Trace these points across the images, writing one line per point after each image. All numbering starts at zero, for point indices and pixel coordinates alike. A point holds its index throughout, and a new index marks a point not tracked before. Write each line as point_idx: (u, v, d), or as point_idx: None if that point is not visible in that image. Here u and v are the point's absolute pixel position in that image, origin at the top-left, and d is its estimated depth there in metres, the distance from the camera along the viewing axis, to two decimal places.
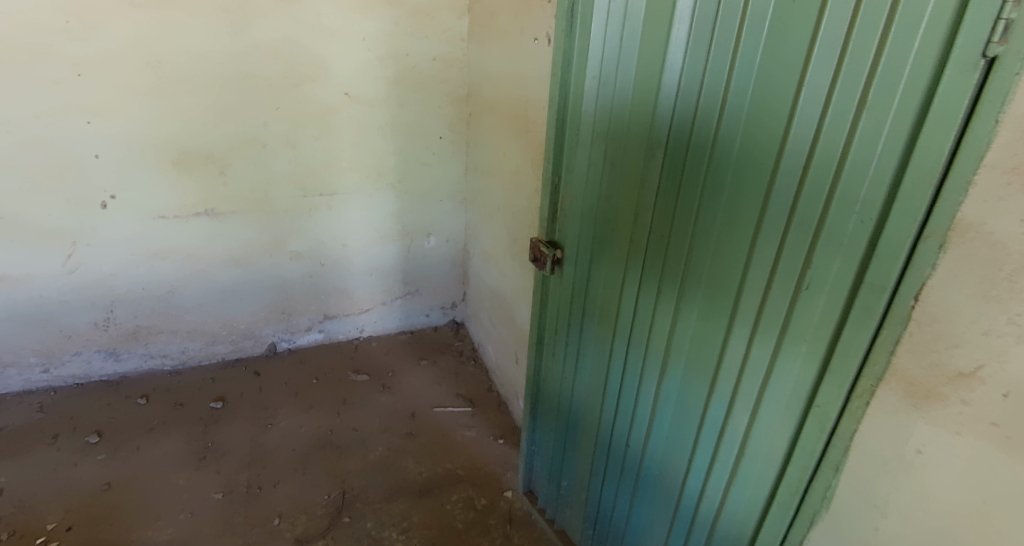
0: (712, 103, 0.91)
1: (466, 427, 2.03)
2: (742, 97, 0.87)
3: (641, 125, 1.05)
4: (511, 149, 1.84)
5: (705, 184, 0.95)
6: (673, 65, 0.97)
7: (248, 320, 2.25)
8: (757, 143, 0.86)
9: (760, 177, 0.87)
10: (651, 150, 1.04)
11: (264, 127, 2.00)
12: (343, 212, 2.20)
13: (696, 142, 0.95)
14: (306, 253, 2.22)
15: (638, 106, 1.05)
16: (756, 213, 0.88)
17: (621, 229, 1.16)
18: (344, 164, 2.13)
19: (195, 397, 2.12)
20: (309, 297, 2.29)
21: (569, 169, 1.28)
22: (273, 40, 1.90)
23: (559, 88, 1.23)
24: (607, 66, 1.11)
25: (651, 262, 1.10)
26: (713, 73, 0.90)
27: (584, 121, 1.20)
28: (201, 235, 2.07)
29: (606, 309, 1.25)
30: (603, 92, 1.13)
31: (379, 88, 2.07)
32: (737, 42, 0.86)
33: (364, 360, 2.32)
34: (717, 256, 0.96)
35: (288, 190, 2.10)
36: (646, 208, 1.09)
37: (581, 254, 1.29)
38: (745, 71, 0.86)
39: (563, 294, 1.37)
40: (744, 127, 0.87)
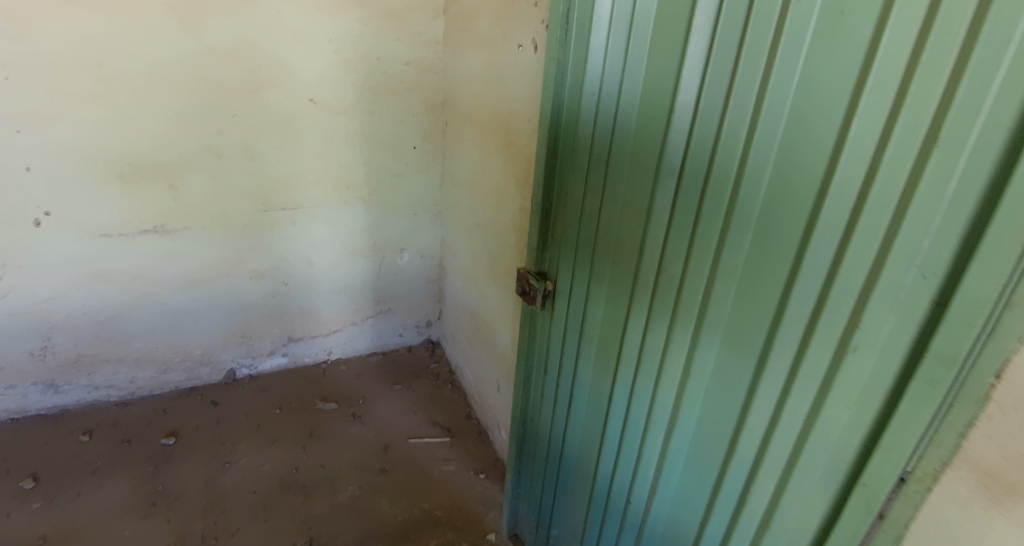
0: (736, 129, 0.79)
1: (444, 460, 1.88)
2: (775, 125, 0.74)
3: (648, 149, 0.93)
4: (492, 163, 1.70)
5: (726, 221, 0.83)
6: (689, 84, 0.84)
7: (204, 345, 2.07)
8: (793, 180, 0.73)
9: (795, 218, 0.74)
10: (659, 179, 0.92)
11: (219, 136, 1.81)
12: (309, 228, 2.03)
13: (715, 174, 0.82)
14: (267, 272, 2.04)
15: (645, 128, 0.93)
16: (789, 259, 0.76)
17: (624, 264, 1.03)
18: (309, 176, 1.96)
19: (144, 432, 1.93)
20: (272, 319, 2.11)
21: (563, 193, 1.15)
22: (230, 42, 1.72)
23: (554, 102, 1.11)
24: (609, 80, 0.99)
25: (659, 304, 0.97)
26: (739, 95, 0.78)
27: (581, 141, 1.07)
28: (149, 255, 1.88)
29: (605, 350, 1.12)
30: (603, 110, 1.00)
31: (347, 94, 1.90)
32: (770, 60, 0.73)
33: (333, 386, 2.15)
34: (739, 304, 0.84)
35: (246, 204, 1.92)
36: (653, 243, 0.96)
37: (576, 288, 1.16)
38: (778, 94, 0.73)
39: (554, 329, 1.24)
40: (776, 160, 0.75)
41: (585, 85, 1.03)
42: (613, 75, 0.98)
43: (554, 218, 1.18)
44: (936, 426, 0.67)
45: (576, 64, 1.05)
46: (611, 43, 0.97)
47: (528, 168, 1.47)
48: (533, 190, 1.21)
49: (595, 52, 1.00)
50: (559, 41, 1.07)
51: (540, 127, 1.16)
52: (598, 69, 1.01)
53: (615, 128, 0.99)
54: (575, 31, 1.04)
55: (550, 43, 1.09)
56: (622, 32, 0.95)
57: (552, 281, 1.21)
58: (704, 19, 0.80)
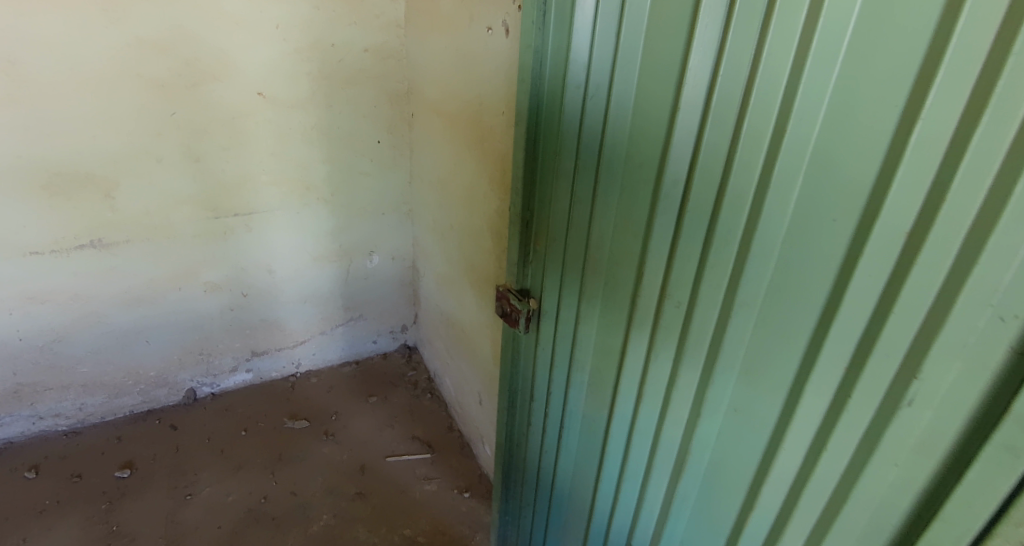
0: (759, 132, 0.66)
1: (425, 479, 1.75)
2: (809, 127, 0.61)
3: (648, 156, 0.80)
4: (463, 160, 1.55)
5: (744, 242, 0.70)
6: (699, 77, 0.71)
7: (159, 366, 1.90)
8: (832, 195, 0.61)
9: (834, 242, 0.61)
10: (662, 191, 0.79)
11: (158, 138, 1.63)
12: (266, 234, 1.86)
13: (731, 187, 0.70)
14: (222, 283, 1.87)
15: (644, 131, 0.80)
16: (825, 290, 0.63)
17: (620, 284, 0.90)
18: (263, 177, 1.79)
19: (96, 465, 1.77)
20: (232, 334, 1.95)
21: (544, 201, 1.01)
22: (161, 34, 1.53)
23: (530, 99, 0.96)
24: (597, 72, 0.85)
25: (662, 333, 0.84)
26: (763, 90, 0.65)
27: (564, 144, 0.93)
28: (89, 272, 1.70)
29: (599, 378, 0.99)
30: (591, 108, 0.87)
31: (301, 85, 1.73)
32: (803, 48, 0.60)
33: (302, 402, 2.00)
34: (760, 339, 0.71)
35: (194, 211, 1.75)
36: (655, 264, 0.83)
37: (564, 309, 1.02)
38: (814, 90, 0.60)
39: (540, 352, 1.11)
40: (810, 170, 0.62)
41: (568, 79, 0.89)
42: (602, 67, 0.84)
43: (535, 230, 1.05)
44: (1013, 499, 0.56)
45: (557, 52, 0.90)
46: (599, 28, 0.83)
47: (504, 167, 1.32)
48: (511, 198, 1.07)
49: (577, 40, 0.86)
50: (534, 27, 0.92)
51: (517, 126, 1.02)
52: (582, 59, 0.86)
53: (606, 130, 0.85)
54: (553, 15, 0.89)
55: (525, 30, 0.94)
56: (611, 16, 0.81)
57: (536, 300, 1.08)
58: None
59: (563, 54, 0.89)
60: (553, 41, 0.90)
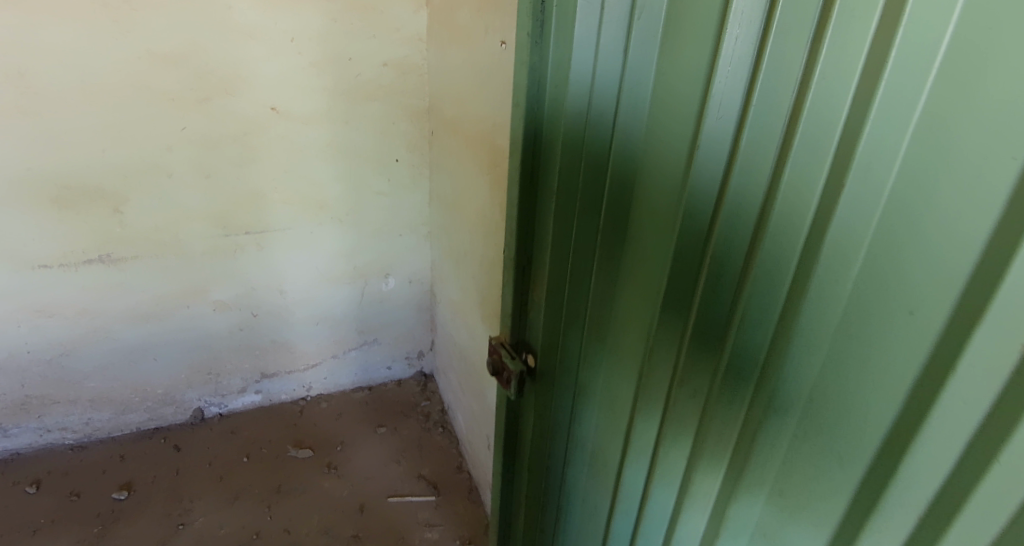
0: (802, 189, 0.51)
1: (426, 526, 1.63)
2: (878, 187, 0.45)
3: (666, 208, 0.65)
4: (479, 186, 1.44)
5: (781, 329, 0.54)
6: (723, 114, 0.56)
7: (167, 384, 1.85)
8: (907, 279, 0.45)
9: (909, 343, 0.46)
10: (678, 253, 0.63)
11: (168, 153, 1.58)
12: (277, 254, 1.79)
13: (762, 259, 0.55)
14: (231, 303, 1.80)
15: (660, 178, 0.65)
16: (895, 409, 0.47)
17: (629, 358, 0.74)
18: (275, 195, 1.71)
19: (97, 484, 1.73)
20: (240, 354, 1.89)
21: (540, 250, 0.83)
22: (171, 46, 1.47)
23: (526, 127, 0.79)
24: (605, 103, 0.69)
25: (673, 431, 0.67)
26: (808, 135, 0.50)
27: (566, 184, 0.76)
28: (96, 287, 1.66)
29: (600, 460, 0.83)
30: (596, 147, 0.72)
31: (317, 100, 1.65)
32: (868, 82, 0.45)
33: (309, 428, 1.92)
34: (796, 457, 0.55)
35: (203, 228, 1.69)
36: (668, 341, 0.67)
37: (563, 378, 0.86)
38: (885, 138, 0.44)
39: (540, 426, 0.92)
40: (873, 244, 0.46)
41: (572, 106, 0.72)
42: (608, 97, 0.69)
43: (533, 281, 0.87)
44: None
45: (558, 74, 0.73)
46: (603, 50, 0.67)
47: None
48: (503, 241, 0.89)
49: (579, 60, 0.69)
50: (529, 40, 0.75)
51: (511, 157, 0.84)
52: (585, 85, 0.70)
53: (618, 172, 0.71)
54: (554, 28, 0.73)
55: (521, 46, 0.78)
56: (619, 35, 0.66)
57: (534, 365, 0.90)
58: (749, 17, 0.53)
59: (561, 79, 0.74)
60: (553, 59, 0.74)
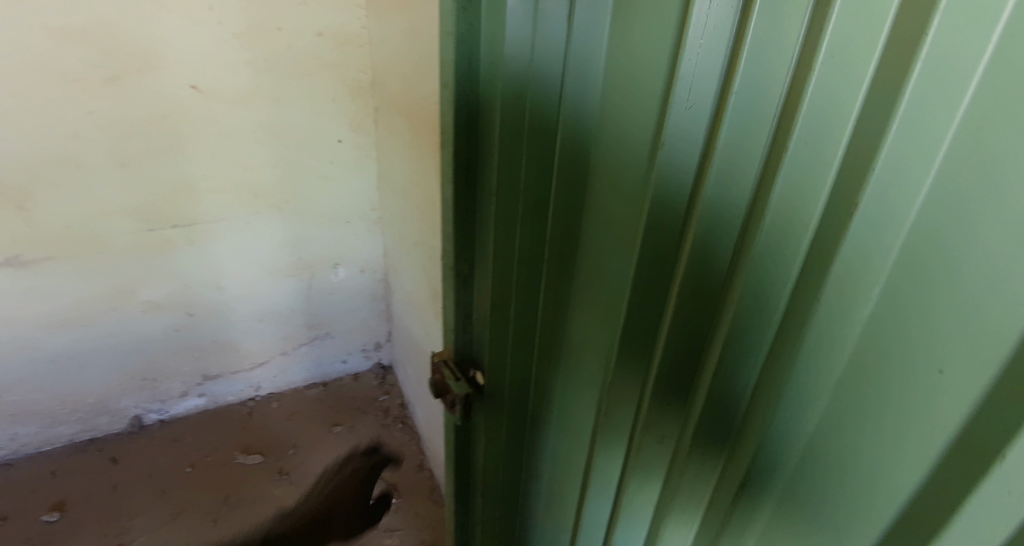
0: (801, 205, 0.39)
1: (387, 532, 1.54)
2: (902, 211, 0.35)
3: (623, 219, 0.54)
4: (427, 171, 1.30)
5: (764, 373, 0.45)
6: (696, 106, 0.43)
7: (98, 393, 1.70)
8: (938, 326, 0.36)
9: (940, 404, 0.36)
10: (640, 278, 0.52)
11: (76, 141, 1.40)
12: (211, 247, 1.63)
13: (745, 290, 0.43)
14: (163, 303, 1.65)
15: (616, 183, 0.54)
16: (915, 481, 0.39)
17: (587, 388, 0.64)
18: (204, 184, 1.55)
19: (24, 506, 1.58)
20: (179, 357, 1.74)
21: (483, 259, 0.72)
22: (67, 19, 1.28)
23: (458, 116, 0.67)
24: (548, 87, 0.57)
25: (636, 479, 0.58)
26: (809, 134, 0.37)
27: (508, 184, 0.64)
28: (6, 293, 1.49)
29: (560, 491, 0.74)
30: (541, 143, 0.60)
31: (244, 77, 1.47)
32: (894, 65, 0.33)
33: (259, 431, 1.80)
34: (784, 516, 0.47)
35: (125, 223, 1.52)
36: (630, 376, 0.57)
37: (514, 404, 0.76)
38: (915, 144, 0.33)
39: (494, 456, 0.81)
40: (894, 280, 0.37)
41: (507, 90, 0.59)
42: (551, 81, 0.56)
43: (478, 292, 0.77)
44: None
45: (494, 50, 0.60)
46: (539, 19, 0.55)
47: None
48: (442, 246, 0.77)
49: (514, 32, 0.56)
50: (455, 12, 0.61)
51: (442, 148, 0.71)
52: (524, 64, 0.57)
53: (568, 173, 0.59)
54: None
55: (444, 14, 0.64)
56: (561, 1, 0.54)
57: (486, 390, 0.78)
58: None
59: (494, 57, 0.60)
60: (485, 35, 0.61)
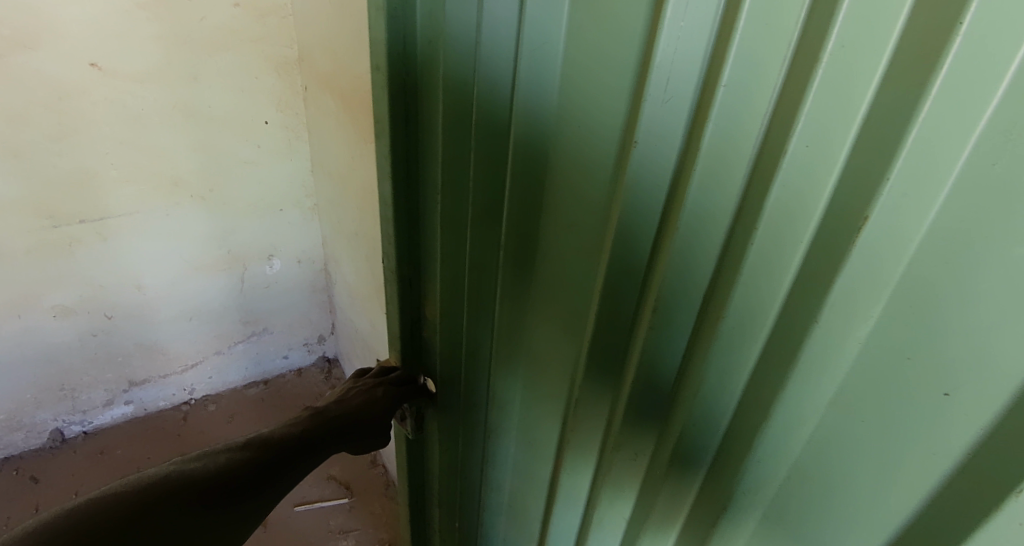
0: (797, 216, 0.34)
1: (340, 533, 1.47)
2: (914, 220, 0.30)
3: (585, 219, 0.48)
4: (366, 156, 1.21)
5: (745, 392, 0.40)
6: (674, 100, 0.38)
7: (8, 407, 1.55)
8: (946, 350, 0.31)
9: (942, 432, 0.33)
10: (607, 285, 0.47)
11: None
12: (127, 243, 1.49)
13: (729, 308, 0.38)
14: (77, 306, 1.50)
15: (576, 181, 0.48)
16: (913, 507, 0.35)
17: (549, 400, 0.60)
18: (113, 174, 1.40)
19: None
20: (100, 363, 1.60)
21: (430, 259, 0.70)
22: None
23: (394, 106, 0.62)
24: (497, 70, 0.51)
25: (607, 498, 0.53)
26: (809, 136, 0.32)
27: (452, 179, 0.60)
28: None
29: (523, 502, 0.70)
30: (489, 133, 0.54)
31: (153, 53, 1.32)
32: (918, 56, 0.28)
33: (195, 437, 1.68)
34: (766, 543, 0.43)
35: (22, 220, 1.36)
36: (599, 390, 0.52)
37: (468, 410, 0.72)
38: (935, 149, 0.28)
39: (446, 456, 0.80)
40: (899, 296, 0.32)
41: (455, 73, 0.54)
42: (500, 64, 0.50)
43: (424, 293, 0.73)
44: None
45: (434, 32, 0.56)
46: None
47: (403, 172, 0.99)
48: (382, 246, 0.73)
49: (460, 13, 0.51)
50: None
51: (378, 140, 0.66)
52: (469, 48, 0.52)
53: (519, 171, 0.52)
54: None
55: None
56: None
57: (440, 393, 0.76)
58: None
59: (439, 39, 0.54)
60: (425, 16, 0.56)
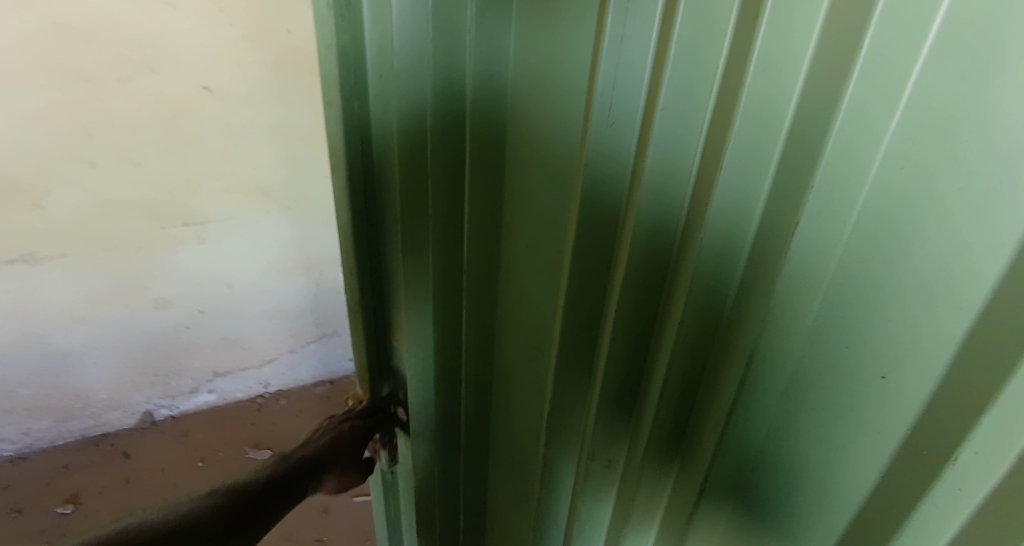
0: (743, 209, 0.37)
1: None
2: (837, 217, 0.33)
3: (545, 237, 0.52)
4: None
5: (709, 380, 0.44)
6: (624, 119, 0.41)
7: (109, 388, 1.73)
8: (874, 340, 0.34)
9: (879, 420, 0.35)
10: (569, 303, 0.50)
11: (89, 139, 1.44)
12: (221, 245, 1.66)
13: (687, 305, 0.41)
14: (175, 299, 1.68)
15: (541, 204, 0.52)
16: (859, 499, 0.37)
17: (526, 413, 0.64)
18: (214, 183, 1.58)
19: (37, 498, 1.62)
20: (189, 353, 1.77)
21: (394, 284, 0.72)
22: (80, 18, 1.30)
23: (349, 140, 0.64)
24: (448, 99, 0.54)
25: (590, 495, 0.56)
26: (752, 128, 0.35)
27: (415, 210, 0.62)
28: (19, 289, 1.52)
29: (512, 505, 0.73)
30: (444, 158, 0.57)
31: (252, 76, 1.49)
32: None
33: (268, 427, 1.82)
34: (738, 525, 0.46)
35: (135, 221, 1.55)
36: (569, 402, 0.56)
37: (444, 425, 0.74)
38: (851, 156, 0.31)
39: (423, 483, 0.81)
40: (836, 286, 0.35)
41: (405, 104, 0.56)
42: (454, 95, 0.53)
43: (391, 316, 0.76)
44: None
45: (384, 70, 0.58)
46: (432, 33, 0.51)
47: None
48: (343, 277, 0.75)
49: (404, 53, 0.54)
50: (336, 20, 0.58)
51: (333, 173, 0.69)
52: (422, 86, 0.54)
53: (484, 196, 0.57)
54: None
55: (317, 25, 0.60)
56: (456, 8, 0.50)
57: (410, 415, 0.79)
58: None
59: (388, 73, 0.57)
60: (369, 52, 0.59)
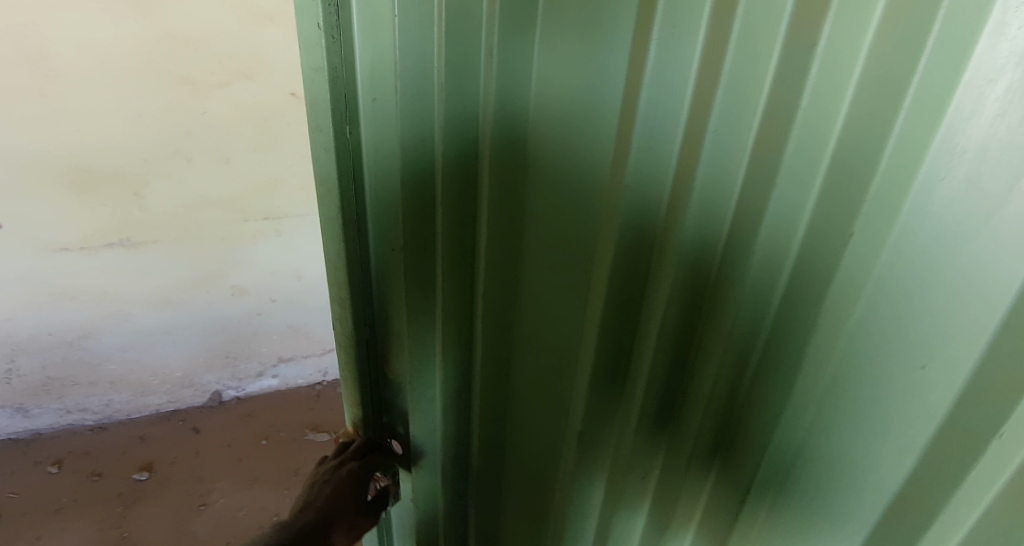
0: (789, 216, 0.42)
1: None
2: (880, 230, 0.39)
3: (567, 261, 0.54)
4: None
5: (752, 377, 0.49)
6: (658, 140, 0.44)
7: (184, 367, 1.87)
8: (910, 332, 0.39)
9: (920, 399, 0.40)
10: (609, 312, 0.52)
11: (188, 137, 1.56)
12: (295, 239, 1.78)
13: (735, 321, 0.47)
14: (251, 287, 1.81)
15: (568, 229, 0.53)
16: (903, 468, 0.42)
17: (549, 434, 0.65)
18: (293, 181, 1.70)
19: (116, 464, 1.75)
20: (259, 339, 1.90)
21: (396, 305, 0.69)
22: (187, 28, 1.43)
23: (342, 169, 0.63)
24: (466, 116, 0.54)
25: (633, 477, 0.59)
26: (800, 142, 0.40)
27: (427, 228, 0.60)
28: (115, 270, 1.67)
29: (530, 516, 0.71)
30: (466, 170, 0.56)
31: None
32: None
33: (325, 413, 1.94)
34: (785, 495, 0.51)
35: (221, 214, 1.68)
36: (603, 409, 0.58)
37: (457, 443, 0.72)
38: (894, 176, 0.38)
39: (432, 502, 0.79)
40: (878, 289, 0.40)
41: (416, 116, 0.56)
42: (473, 118, 0.54)
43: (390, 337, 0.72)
44: None
45: (383, 93, 0.57)
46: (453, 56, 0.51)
47: None
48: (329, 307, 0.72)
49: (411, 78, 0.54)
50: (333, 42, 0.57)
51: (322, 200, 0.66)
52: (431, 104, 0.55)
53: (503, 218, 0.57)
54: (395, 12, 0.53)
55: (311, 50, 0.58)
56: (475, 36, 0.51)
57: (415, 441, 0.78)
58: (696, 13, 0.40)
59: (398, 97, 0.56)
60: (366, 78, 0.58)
